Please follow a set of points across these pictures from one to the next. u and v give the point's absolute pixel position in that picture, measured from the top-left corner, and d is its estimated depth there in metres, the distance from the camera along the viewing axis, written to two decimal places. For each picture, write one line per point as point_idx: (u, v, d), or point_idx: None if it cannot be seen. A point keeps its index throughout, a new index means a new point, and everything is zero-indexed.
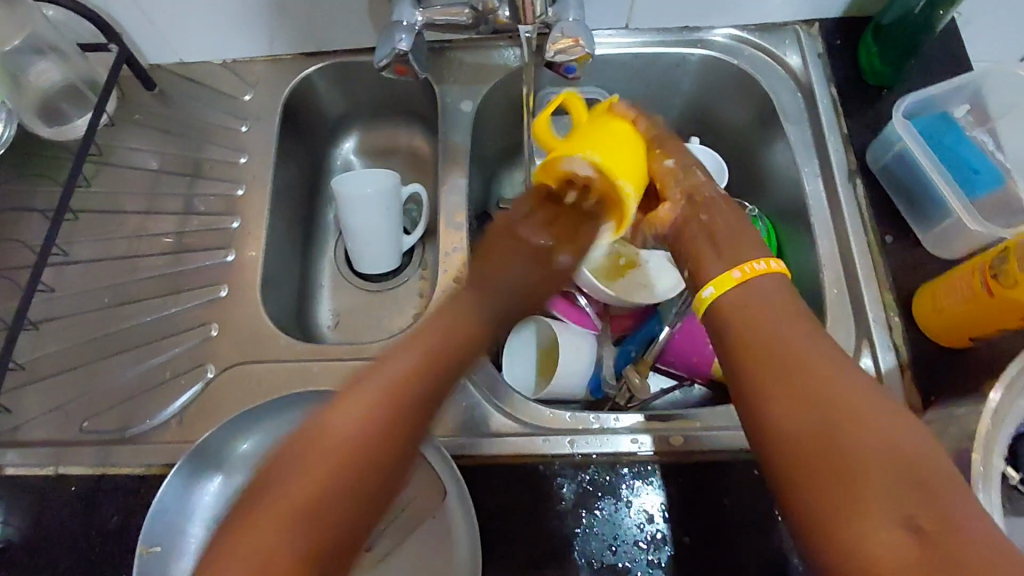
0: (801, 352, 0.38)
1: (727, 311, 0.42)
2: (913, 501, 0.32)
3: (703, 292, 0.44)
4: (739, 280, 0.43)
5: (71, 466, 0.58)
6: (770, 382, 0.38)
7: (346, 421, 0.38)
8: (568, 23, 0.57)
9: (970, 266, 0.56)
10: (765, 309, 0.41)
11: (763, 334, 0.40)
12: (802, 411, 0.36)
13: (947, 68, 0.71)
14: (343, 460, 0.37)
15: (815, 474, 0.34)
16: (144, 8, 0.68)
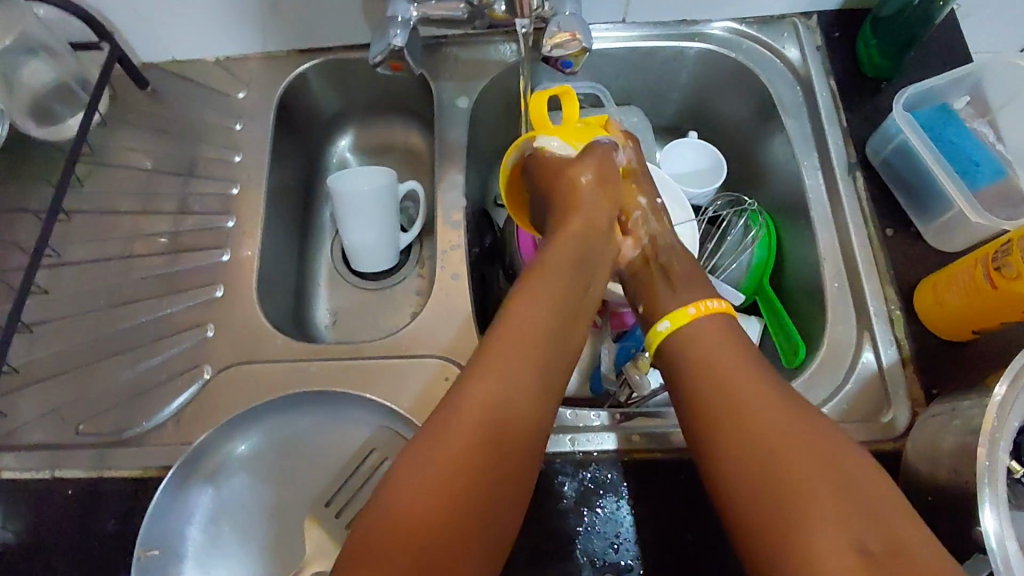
0: (752, 387, 0.45)
1: (685, 347, 0.50)
2: (856, 521, 0.38)
3: (659, 325, 0.52)
4: (692, 316, 0.52)
5: (67, 470, 0.58)
6: (725, 420, 0.44)
7: (454, 441, 0.42)
8: (565, 17, 0.57)
9: (973, 259, 0.55)
10: (724, 348, 0.49)
11: (719, 373, 0.47)
12: (759, 441, 0.42)
13: (947, 60, 0.70)
14: (459, 484, 0.41)
15: (772, 491, 0.40)
16: (135, 6, 0.67)
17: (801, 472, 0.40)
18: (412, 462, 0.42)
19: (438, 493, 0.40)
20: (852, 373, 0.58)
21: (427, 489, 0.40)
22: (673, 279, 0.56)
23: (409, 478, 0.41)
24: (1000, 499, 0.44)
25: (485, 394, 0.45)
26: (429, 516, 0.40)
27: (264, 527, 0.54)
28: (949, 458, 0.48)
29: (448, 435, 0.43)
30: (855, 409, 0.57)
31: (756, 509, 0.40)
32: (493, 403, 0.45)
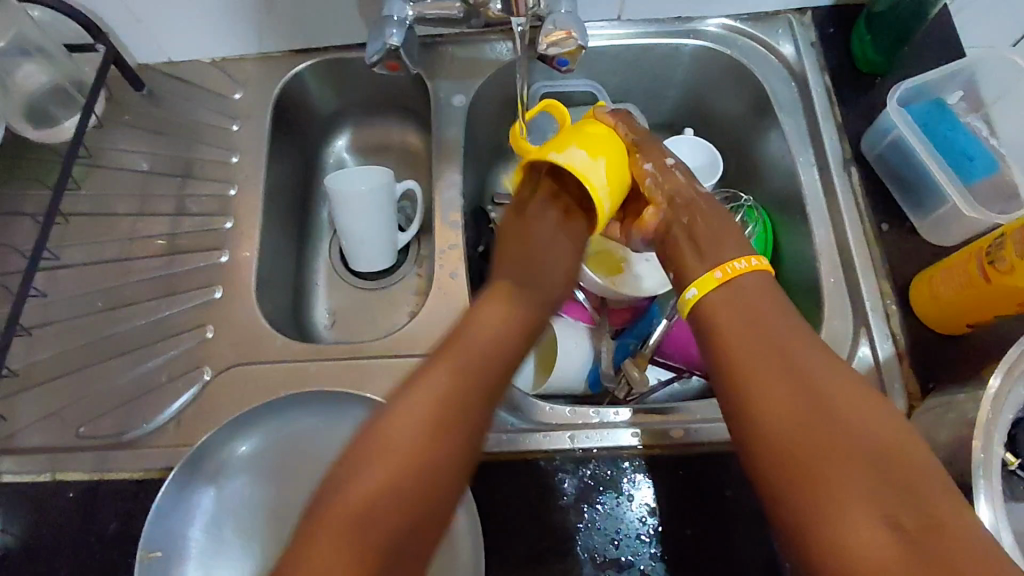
0: (783, 346, 0.40)
1: (716, 306, 0.44)
2: (892, 498, 0.33)
3: (686, 293, 0.45)
4: (721, 280, 0.45)
5: (68, 472, 0.58)
6: (755, 378, 0.40)
7: (405, 423, 0.40)
8: (561, 15, 0.57)
9: (967, 253, 0.56)
10: (759, 303, 0.43)
11: (748, 334, 0.41)
12: (782, 411, 0.38)
13: (941, 54, 0.71)
14: (412, 466, 0.38)
15: (805, 461, 0.36)
16: (129, 7, 0.67)
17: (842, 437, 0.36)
18: (368, 442, 0.39)
19: (392, 474, 0.38)
20: None
21: (381, 468, 0.38)
22: (707, 239, 0.48)
23: (361, 459, 0.38)
24: (995, 491, 0.44)
25: (446, 366, 0.43)
26: (384, 496, 0.37)
27: (266, 527, 0.55)
28: (945, 450, 0.48)
29: (403, 412, 0.40)
30: None
31: (792, 481, 0.36)
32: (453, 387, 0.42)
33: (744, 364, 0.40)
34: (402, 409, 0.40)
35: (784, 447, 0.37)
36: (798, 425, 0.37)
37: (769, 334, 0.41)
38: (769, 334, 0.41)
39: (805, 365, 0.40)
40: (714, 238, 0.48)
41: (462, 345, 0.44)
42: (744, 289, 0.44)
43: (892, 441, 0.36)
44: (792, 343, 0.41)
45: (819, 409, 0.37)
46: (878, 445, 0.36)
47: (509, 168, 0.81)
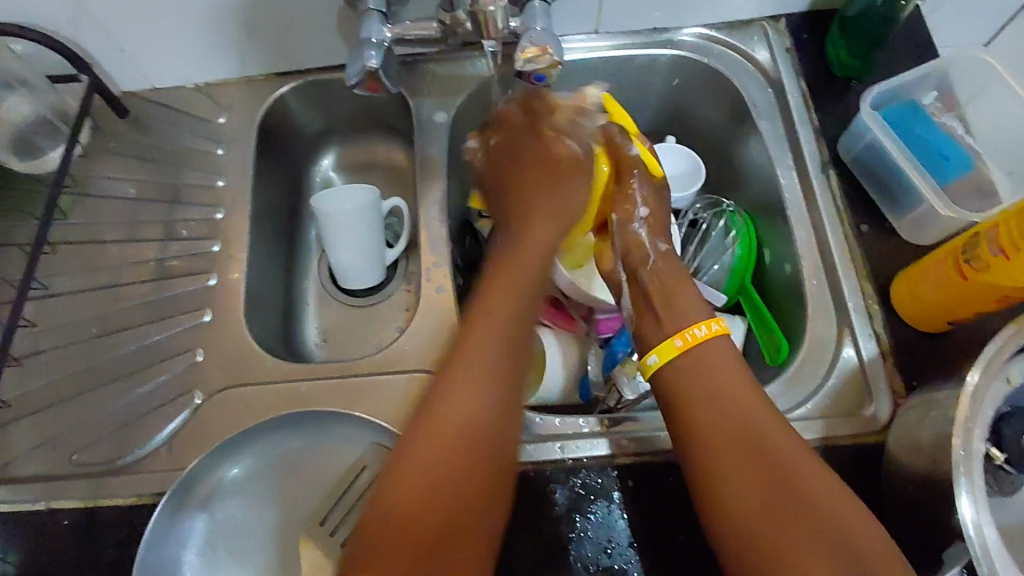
0: (750, 424, 0.49)
1: (671, 372, 0.53)
2: (830, 545, 0.43)
3: (649, 360, 0.55)
4: (680, 347, 0.54)
5: (62, 500, 0.58)
6: (714, 439, 0.49)
7: (452, 434, 0.48)
8: (536, 32, 0.57)
9: (943, 252, 0.56)
10: (712, 366, 0.53)
11: (704, 401, 0.51)
12: (745, 480, 0.47)
13: (914, 56, 0.72)
14: (451, 478, 0.47)
15: (754, 499, 0.46)
16: (111, 36, 0.68)
17: (778, 477, 0.47)
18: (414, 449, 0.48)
19: (417, 488, 0.46)
20: (832, 369, 0.60)
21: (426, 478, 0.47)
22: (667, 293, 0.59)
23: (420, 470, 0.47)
24: (976, 487, 0.45)
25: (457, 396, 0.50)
26: (433, 501, 0.46)
27: (262, 548, 0.55)
28: (928, 448, 0.49)
29: (421, 446, 0.48)
30: (838, 404, 0.58)
31: (756, 536, 0.45)
32: (463, 420, 0.49)
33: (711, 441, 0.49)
34: (423, 428, 0.49)
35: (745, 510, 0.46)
36: (756, 491, 0.46)
37: (734, 409, 0.50)
38: (735, 409, 0.50)
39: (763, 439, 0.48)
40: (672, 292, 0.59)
41: (463, 379, 0.50)
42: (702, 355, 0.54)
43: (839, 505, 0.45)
44: (758, 417, 0.50)
45: (769, 474, 0.47)
46: (821, 505, 0.45)
47: None
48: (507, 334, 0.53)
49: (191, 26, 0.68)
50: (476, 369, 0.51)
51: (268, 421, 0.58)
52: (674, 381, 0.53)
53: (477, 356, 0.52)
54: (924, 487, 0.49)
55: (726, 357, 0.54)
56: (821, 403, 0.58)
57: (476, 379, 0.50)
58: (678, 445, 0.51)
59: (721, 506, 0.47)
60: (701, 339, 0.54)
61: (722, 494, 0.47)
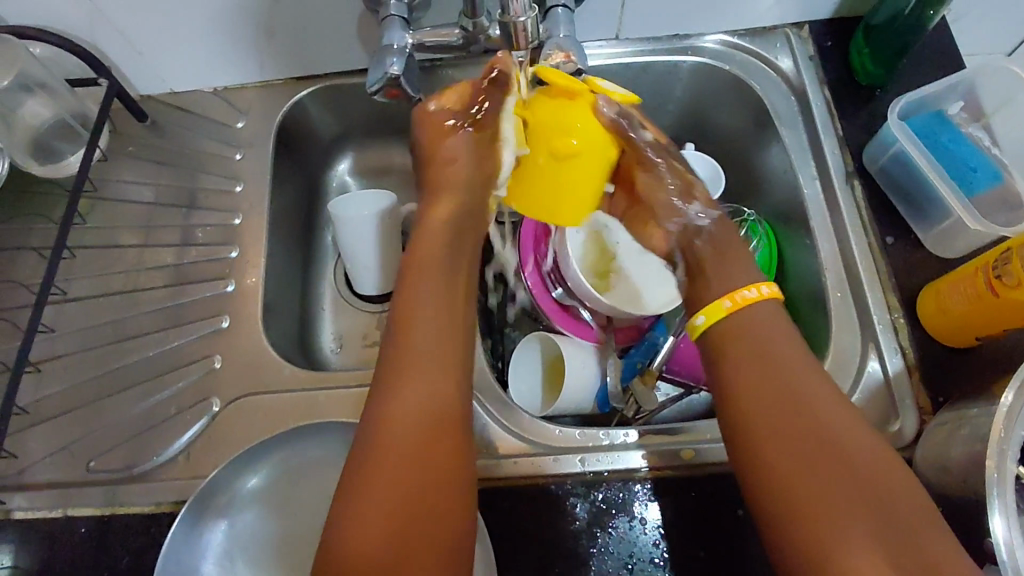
0: (795, 391, 0.45)
1: (719, 334, 0.49)
2: (875, 508, 0.40)
3: (696, 320, 0.51)
4: (729, 309, 0.50)
5: (79, 508, 0.58)
6: (751, 388, 0.46)
7: (410, 441, 0.44)
8: (561, 39, 0.57)
9: (973, 266, 0.56)
10: (762, 325, 0.49)
11: (745, 346, 0.48)
12: (778, 434, 0.44)
13: (940, 66, 0.71)
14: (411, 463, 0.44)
15: (793, 452, 0.43)
16: (130, 40, 0.68)
17: (819, 430, 0.43)
18: (368, 461, 0.44)
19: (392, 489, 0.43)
20: (858, 383, 0.59)
21: (394, 482, 0.43)
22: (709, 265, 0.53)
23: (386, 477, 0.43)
24: (1011, 508, 0.44)
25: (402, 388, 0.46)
26: (400, 490, 0.43)
27: (281, 558, 0.55)
28: (959, 466, 0.48)
29: (380, 446, 0.44)
30: (863, 420, 0.57)
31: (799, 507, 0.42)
32: (416, 410, 0.45)
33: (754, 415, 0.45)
34: (379, 435, 0.45)
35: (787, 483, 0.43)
36: (789, 439, 0.43)
37: (780, 376, 0.46)
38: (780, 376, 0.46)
39: (805, 406, 0.45)
40: (722, 260, 0.52)
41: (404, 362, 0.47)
42: (748, 320, 0.49)
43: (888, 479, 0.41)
44: (804, 382, 0.46)
45: (813, 444, 0.43)
46: (866, 468, 0.42)
47: None
48: (451, 315, 0.50)
49: (209, 31, 0.68)
50: (415, 361, 0.47)
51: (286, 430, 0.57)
52: (722, 343, 0.49)
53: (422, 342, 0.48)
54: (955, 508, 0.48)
55: (778, 325, 0.49)
56: None
57: (425, 366, 0.47)
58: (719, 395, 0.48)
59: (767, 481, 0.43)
60: (751, 302, 0.49)
61: (760, 444, 0.44)
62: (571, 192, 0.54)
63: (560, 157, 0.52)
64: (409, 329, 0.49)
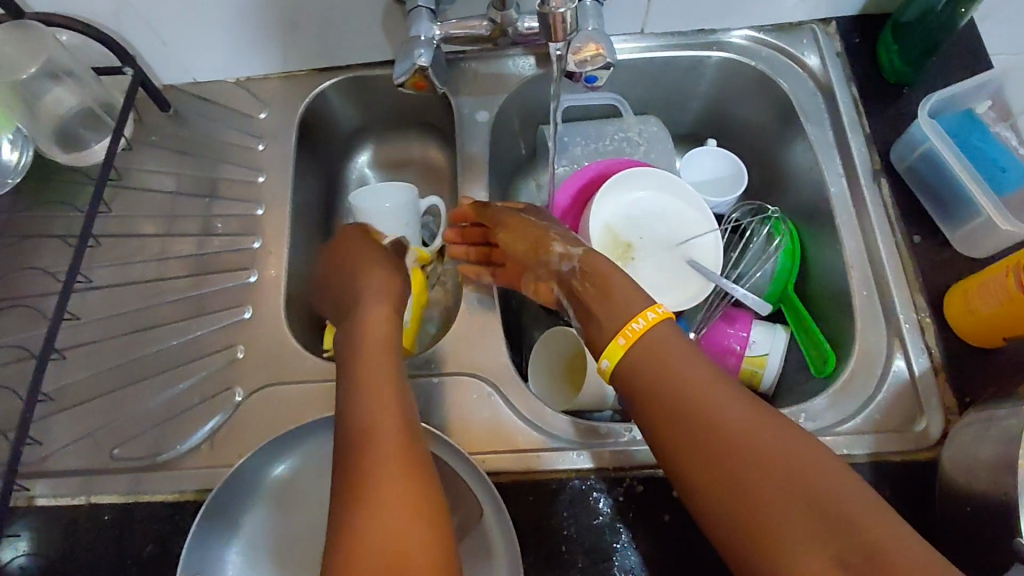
0: (704, 408, 0.45)
1: (627, 374, 0.50)
2: (830, 523, 0.39)
3: (602, 365, 0.52)
4: (625, 347, 0.51)
5: (102, 495, 0.58)
6: (676, 424, 0.46)
7: (383, 474, 0.43)
8: (587, 32, 0.57)
9: (1003, 266, 0.55)
10: (665, 356, 0.49)
11: (659, 383, 0.48)
12: (718, 467, 0.44)
13: (968, 64, 0.70)
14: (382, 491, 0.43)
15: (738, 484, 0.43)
16: (156, 29, 0.68)
17: (751, 451, 0.43)
18: (345, 511, 0.42)
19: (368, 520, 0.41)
20: (883, 382, 0.59)
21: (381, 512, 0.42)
22: (599, 287, 0.56)
23: (369, 519, 0.41)
24: None
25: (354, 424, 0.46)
26: (378, 520, 0.41)
27: (304, 548, 0.55)
28: (988, 468, 0.48)
29: (352, 483, 0.43)
30: (888, 419, 0.57)
31: (748, 532, 0.41)
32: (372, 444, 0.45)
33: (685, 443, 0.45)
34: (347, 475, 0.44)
35: (731, 511, 0.43)
36: (728, 470, 0.43)
37: (699, 407, 0.46)
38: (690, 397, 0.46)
39: (718, 422, 0.45)
40: (602, 294, 0.55)
41: (353, 403, 0.48)
42: (652, 348, 0.50)
43: (819, 473, 0.42)
44: (714, 397, 0.46)
45: (752, 468, 0.43)
46: (812, 484, 0.41)
47: (530, 181, 0.81)
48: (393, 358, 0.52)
49: (234, 20, 0.68)
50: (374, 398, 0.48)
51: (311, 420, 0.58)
52: (631, 382, 0.49)
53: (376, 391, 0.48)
54: (983, 509, 0.48)
55: (682, 347, 0.49)
56: (871, 416, 0.57)
57: (376, 399, 0.48)
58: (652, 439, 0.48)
59: (735, 520, 0.42)
60: (643, 332, 0.51)
61: (705, 484, 0.44)
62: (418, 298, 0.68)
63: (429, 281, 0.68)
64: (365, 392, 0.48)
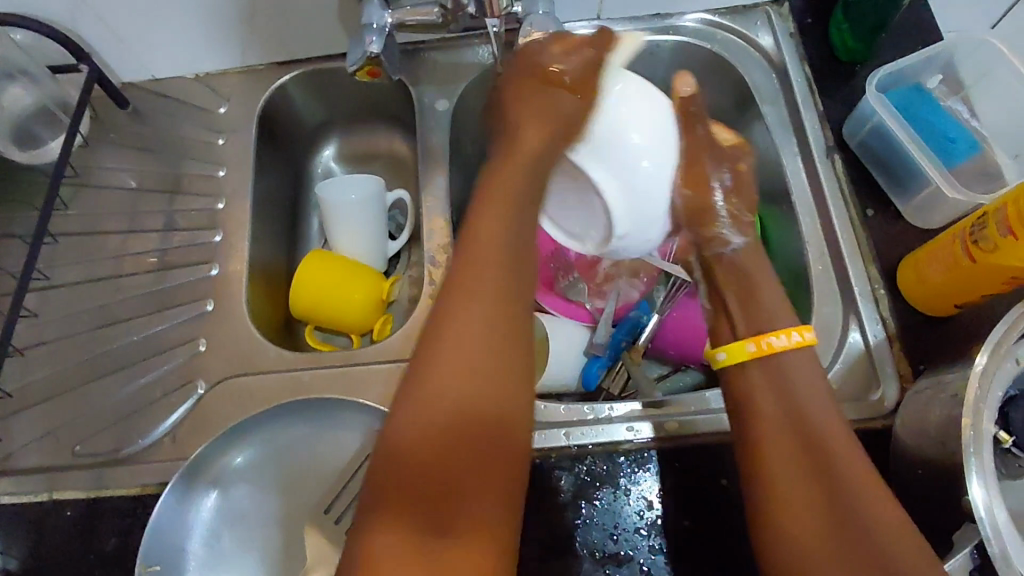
0: (806, 409, 0.50)
1: (738, 372, 0.53)
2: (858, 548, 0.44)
3: (717, 354, 0.54)
4: (752, 352, 0.52)
5: (64, 491, 0.58)
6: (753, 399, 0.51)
7: (412, 450, 0.41)
8: (538, 16, 0.58)
9: (951, 234, 0.56)
10: (798, 368, 0.52)
11: (757, 376, 0.52)
12: (787, 459, 0.48)
13: (918, 40, 0.71)
14: (429, 457, 0.41)
15: (803, 478, 0.47)
16: (112, 26, 0.67)
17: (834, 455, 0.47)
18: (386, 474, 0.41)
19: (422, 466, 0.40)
20: (840, 354, 0.59)
21: (412, 475, 0.40)
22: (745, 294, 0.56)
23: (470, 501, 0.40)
24: (987, 470, 0.44)
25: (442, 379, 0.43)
26: (428, 489, 0.40)
27: (267, 536, 0.55)
28: (935, 431, 0.49)
29: (414, 433, 0.41)
30: (843, 389, 0.58)
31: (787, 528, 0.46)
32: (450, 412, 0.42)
33: (782, 440, 0.49)
34: (412, 405, 0.42)
35: (784, 491, 0.47)
36: (805, 474, 0.47)
37: (796, 409, 0.50)
38: (797, 404, 0.50)
39: (781, 424, 0.49)
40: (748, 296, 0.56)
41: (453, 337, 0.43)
42: (778, 363, 0.52)
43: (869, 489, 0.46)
44: (813, 407, 0.50)
45: (834, 482, 0.46)
46: (858, 509, 0.45)
47: None
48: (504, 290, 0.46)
49: (189, 16, 0.68)
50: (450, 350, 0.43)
51: (293, 408, 0.58)
52: (735, 381, 0.53)
53: (454, 350, 0.43)
54: (933, 470, 0.49)
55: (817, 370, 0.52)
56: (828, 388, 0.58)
57: (470, 345, 0.43)
58: (742, 428, 0.51)
59: (779, 519, 0.47)
60: (779, 349, 0.52)
61: (777, 482, 0.48)
62: (344, 297, 0.68)
63: (339, 290, 0.68)
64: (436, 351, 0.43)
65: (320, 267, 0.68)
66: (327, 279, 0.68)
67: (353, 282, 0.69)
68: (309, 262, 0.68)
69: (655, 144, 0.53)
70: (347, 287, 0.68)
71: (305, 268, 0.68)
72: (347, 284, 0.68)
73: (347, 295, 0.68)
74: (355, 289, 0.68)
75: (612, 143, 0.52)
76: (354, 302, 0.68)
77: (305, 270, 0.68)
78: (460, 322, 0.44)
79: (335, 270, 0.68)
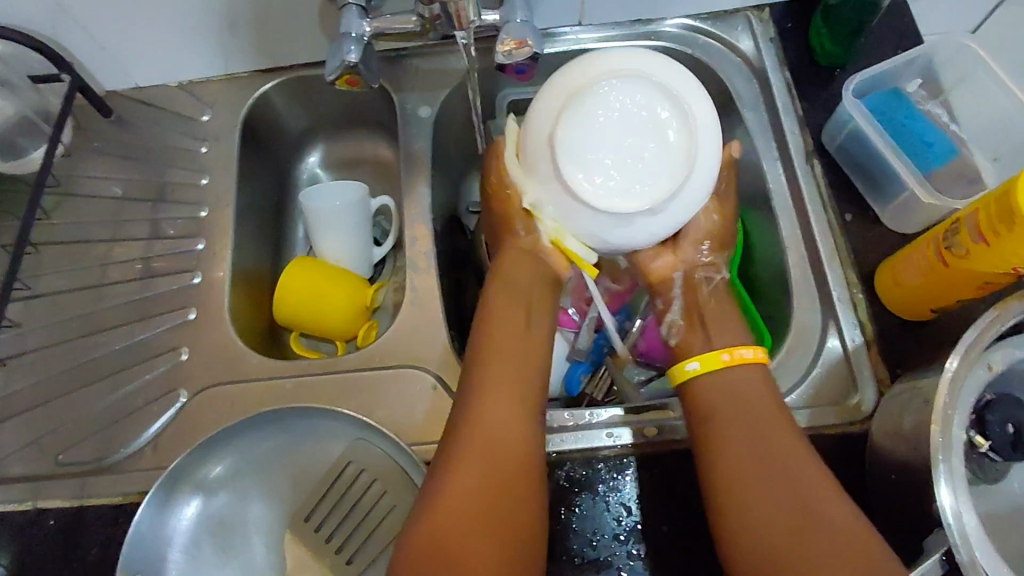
0: (765, 417, 0.51)
1: (709, 384, 0.55)
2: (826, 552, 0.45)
3: (686, 365, 0.56)
4: (726, 361, 0.55)
5: (47, 500, 0.58)
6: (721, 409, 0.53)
7: (461, 498, 0.48)
8: (515, 24, 0.57)
9: (926, 239, 0.56)
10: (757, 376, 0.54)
11: (722, 386, 0.54)
12: (751, 465, 0.50)
13: (897, 44, 0.71)
14: (475, 507, 0.48)
15: (763, 484, 0.49)
16: (94, 36, 0.68)
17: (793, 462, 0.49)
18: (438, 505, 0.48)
19: (472, 515, 0.48)
20: (818, 358, 0.60)
21: (460, 518, 0.47)
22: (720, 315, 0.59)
23: (418, 534, 0.47)
24: (956, 475, 0.44)
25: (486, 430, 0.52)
26: (475, 524, 0.48)
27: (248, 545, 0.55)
28: (908, 435, 0.49)
29: (463, 479, 0.49)
30: (821, 394, 0.58)
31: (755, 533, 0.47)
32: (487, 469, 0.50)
33: (744, 447, 0.50)
34: (465, 450, 0.50)
35: (750, 498, 0.48)
36: (766, 477, 0.49)
37: (757, 416, 0.52)
38: (760, 413, 0.52)
39: (747, 434, 0.51)
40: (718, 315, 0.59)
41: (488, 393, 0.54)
42: (741, 375, 0.54)
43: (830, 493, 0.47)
44: (774, 414, 0.52)
45: (792, 486, 0.48)
46: (819, 515, 0.46)
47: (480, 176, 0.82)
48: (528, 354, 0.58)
49: (171, 26, 0.68)
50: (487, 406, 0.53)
51: (273, 417, 0.58)
52: (704, 392, 0.55)
53: (495, 401, 0.53)
54: (906, 475, 0.49)
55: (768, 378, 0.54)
56: (806, 392, 0.58)
57: (504, 405, 0.53)
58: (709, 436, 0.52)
59: (743, 523, 0.48)
60: (744, 360, 0.55)
61: (745, 489, 0.49)
62: (327, 303, 0.69)
63: (323, 297, 0.68)
64: (482, 399, 0.53)
65: (303, 275, 0.68)
66: (311, 286, 0.68)
67: (336, 288, 0.69)
68: (293, 269, 0.69)
69: (677, 119, 0.51)
70: (331, 293, 0.68)
71: (290, 275, 0.68)
72: (331, 290, 0.69)
73: (331, 302, 0.69)
74: (339, 296, 0.69)
75: (632, 116, 0.50)
76: (337, 308, 0.69)
77: (288, 277, 0.69)
78: (489, 380, 0.55)
79: (318, 278, 0.69)
